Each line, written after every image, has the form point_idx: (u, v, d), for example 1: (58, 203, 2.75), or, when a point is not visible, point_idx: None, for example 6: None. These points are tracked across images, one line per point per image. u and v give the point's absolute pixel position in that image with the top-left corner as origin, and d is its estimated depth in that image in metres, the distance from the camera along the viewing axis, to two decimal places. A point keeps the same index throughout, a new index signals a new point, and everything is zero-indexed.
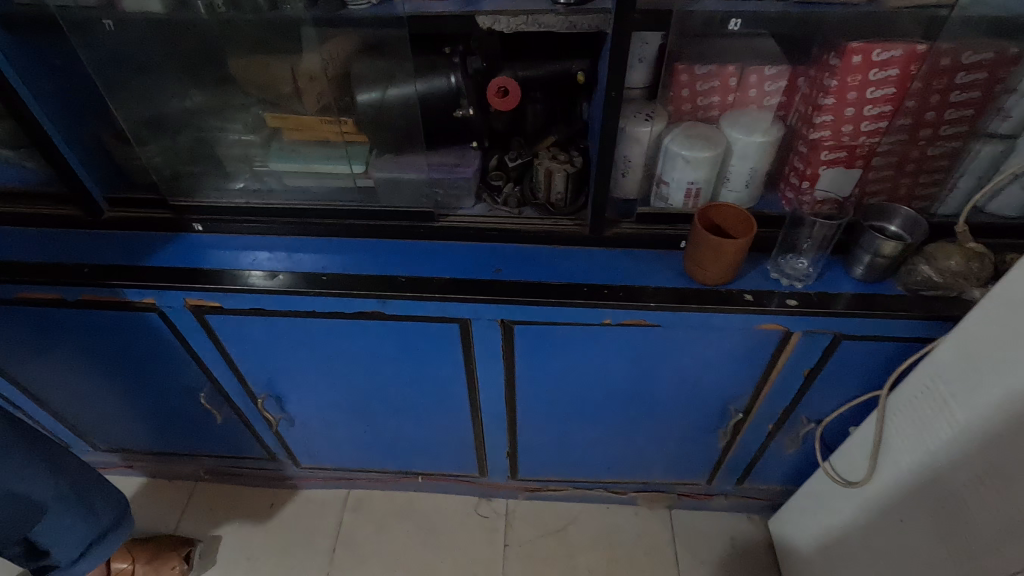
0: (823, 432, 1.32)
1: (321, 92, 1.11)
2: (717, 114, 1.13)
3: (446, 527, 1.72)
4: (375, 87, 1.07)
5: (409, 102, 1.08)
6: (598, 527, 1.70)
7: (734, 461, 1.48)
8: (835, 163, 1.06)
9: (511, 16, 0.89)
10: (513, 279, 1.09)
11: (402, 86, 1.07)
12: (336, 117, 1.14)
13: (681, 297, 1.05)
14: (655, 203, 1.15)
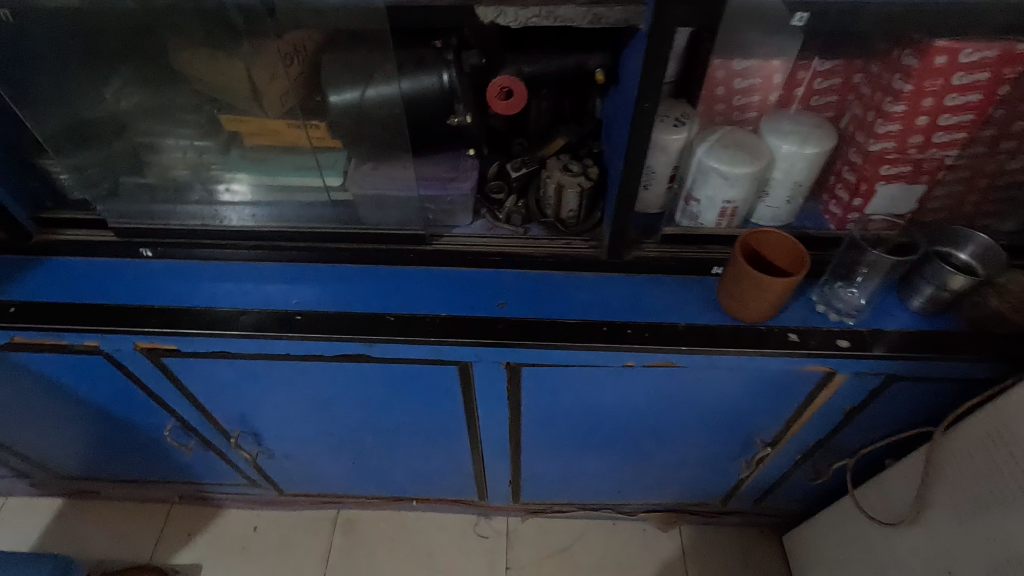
0: (855, 463, 1.21)
1: (283, 92, 0.91)
2: (756, 115, 0.97)
3: (443, 549, 1.62)
4: (349, 87, 0.88)
5: (394, 105, 0.90)
6: (604, 545, 1.61)
7: (754, 485, 1.38)
8: (896, 177, 0.91)
9: (520, 8, 0.71)
10: (520, 315, 0.94)
11: (382, 85, 0.88)
12: (303, 122, 0.95)
13: (716, 338, 0.91)
14: (683, 220, 1.00)
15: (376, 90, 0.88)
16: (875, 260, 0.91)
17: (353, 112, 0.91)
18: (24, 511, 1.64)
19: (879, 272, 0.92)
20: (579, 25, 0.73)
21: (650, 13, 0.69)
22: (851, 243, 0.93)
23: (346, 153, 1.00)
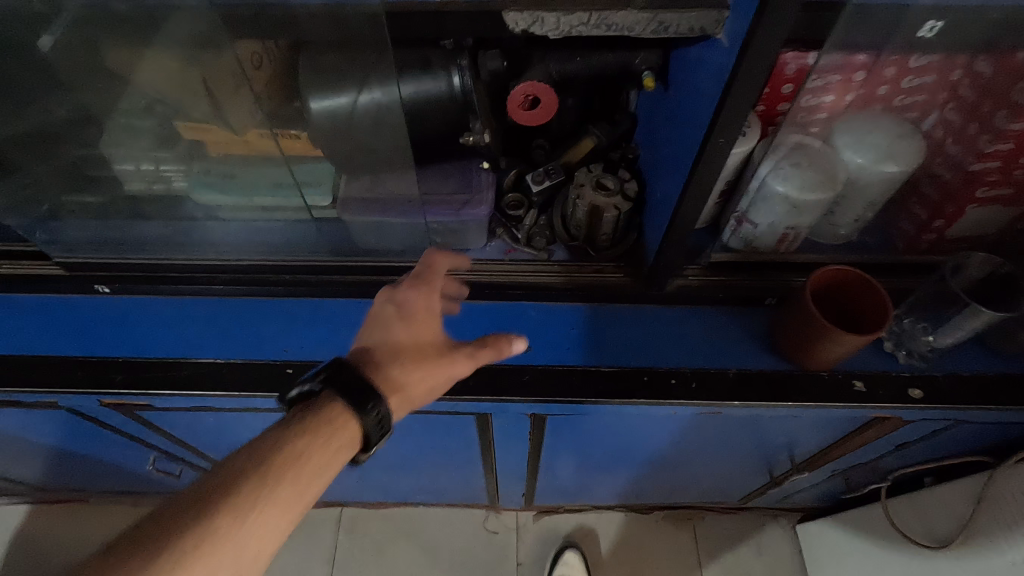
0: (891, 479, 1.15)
1: (257, 98, 0.73)
2: (824, 117, 0.77)
3: (452, 546, 1.58)
4: (337, 90, 0.68)
5: (385, 114, 0.71)
6: (616, 537, 1.58)
7: (777, 491, 1.32)
8: (991, 201, 0.78)
9: (562, 14, 0.53)
10: (547, 364, 0.81)
11: (373, 93, 0.69)
12: (280, 130, 0.76)
13: (773, 390, 0.79)
14: (733, 241, 0.86)
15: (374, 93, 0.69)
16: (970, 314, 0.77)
17: (344, 121, 0.71)
18: (9, 517, 1.56)
19: (977, 326, 0.78)
20: (638, 35, 0.56)
21: (742, 26, 0.52)
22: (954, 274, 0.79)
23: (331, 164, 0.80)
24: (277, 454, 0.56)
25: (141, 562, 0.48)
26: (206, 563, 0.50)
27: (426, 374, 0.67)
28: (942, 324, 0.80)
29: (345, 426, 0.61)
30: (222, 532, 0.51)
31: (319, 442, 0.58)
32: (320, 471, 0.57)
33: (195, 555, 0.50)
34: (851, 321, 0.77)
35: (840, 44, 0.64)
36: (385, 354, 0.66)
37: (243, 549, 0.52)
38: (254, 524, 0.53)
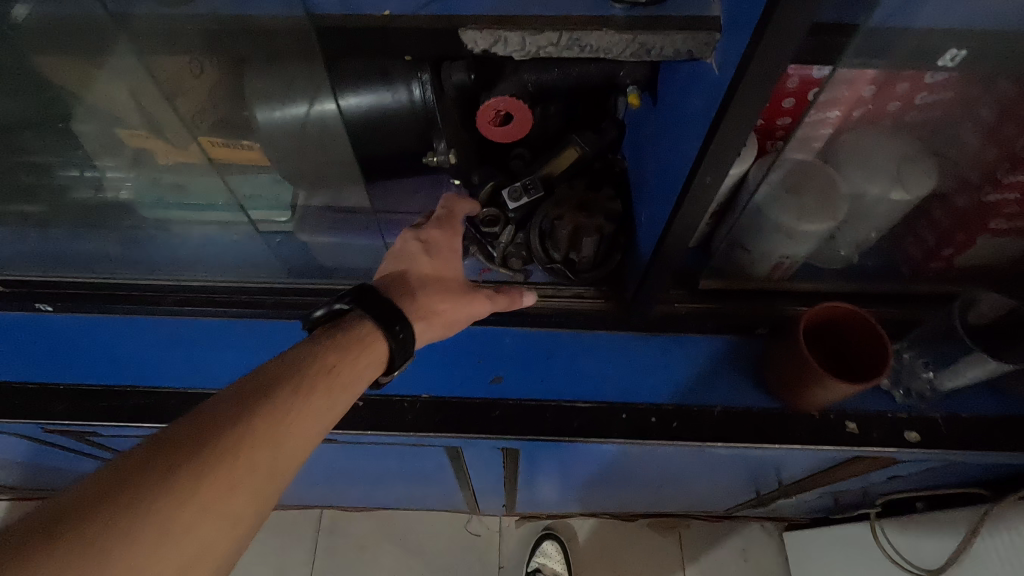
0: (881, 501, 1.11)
1: (197, 108, 0.64)
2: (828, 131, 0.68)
3: (433, 548, 1.55)
4: (283, 101, 0.62)
5: (324, 130, 0.66)
6: (599, 542, 1.55)
7: (764, 506, 1.28)
8: (1005, 233, 0.72)
9: (524, 34, 0.46)
10: (518, 398, 0.76)
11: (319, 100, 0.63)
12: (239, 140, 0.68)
13: (760, 430, 0.74)
14: (725, 264, 0.79)
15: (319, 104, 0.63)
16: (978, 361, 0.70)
17: (289, 132, 0.64)
18: None
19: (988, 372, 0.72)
20: (616, 57, 0.48)
21: (735, 52, 0.45)
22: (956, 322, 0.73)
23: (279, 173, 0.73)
24: (312, 364, 0.56)
25: (188, 447, 0.46)
26: (251, 455, 0.48)
27: (447, 307, 0.69)
28: (948, 368, 0.74)
29: (371, 347, 0.61)
30: (265, 427, 0.49)
31: (350, 356, 0.59)
32: (353, 379, 0.58)
33: (241, 445, 0.48)
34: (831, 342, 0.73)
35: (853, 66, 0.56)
36: (410, 283, 0.69)
37: (285, 446, 0.50)
38: (293, 424, 0.51)
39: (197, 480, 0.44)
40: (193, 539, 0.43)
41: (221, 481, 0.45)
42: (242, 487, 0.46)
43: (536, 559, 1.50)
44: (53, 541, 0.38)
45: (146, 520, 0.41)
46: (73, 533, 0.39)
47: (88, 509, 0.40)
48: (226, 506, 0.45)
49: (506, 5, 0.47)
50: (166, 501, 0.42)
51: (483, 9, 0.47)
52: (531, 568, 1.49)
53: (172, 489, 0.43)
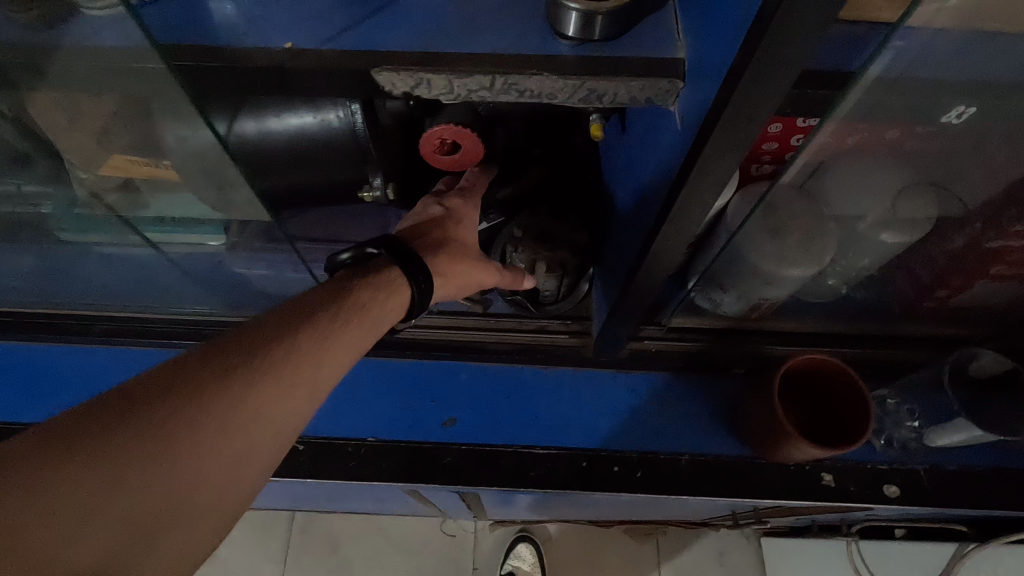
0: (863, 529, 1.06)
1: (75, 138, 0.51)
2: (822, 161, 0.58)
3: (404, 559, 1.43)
4: (181, 124, 0.47)
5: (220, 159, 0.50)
6: (579, 542, 1.46)
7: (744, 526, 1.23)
8: (1006, 278, 0.65)
9: (449, 75, 0.39)
10: (472, 443, 0.71)
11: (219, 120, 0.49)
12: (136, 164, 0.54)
13: (730, 483, 0.69)
14: (702, 301, 0.72)
15: (225, 126, 0.51)
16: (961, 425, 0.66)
17: (203, 155, 0.50)
18: None
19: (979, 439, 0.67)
20: (562, 102, 0.41)
21: (701, 107, 0.38)
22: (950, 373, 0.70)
23: (192, 197, 0.58)
24: (345, 296, 0.49)
25: (216, 369, 0.39)
26: (288, 379, 0.41)
27: (463, 269, 0.61)
28: (939, 425, 0.70)
29: (401, 289, 0.53)
30: (302, 350, 0.43)
31: (382, 293, 0.51)
32: (382, 317, 0.51)
33: (269, 374, 0.40)
34: (818, 379, 0.66)
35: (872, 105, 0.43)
36: (430, 240, 0.60)
37: (322, 372, 0.43)
38: (330, 353, 0.45)
39: (230, 401, 0.38)
40: (225, 466, 0.37)
41: (255, 404, 0.39)
42: (278, 411, 0.40)
43: (509, 562, 1.42)
44: (75, 452, 0.32)
45: (177, 437, 0.35)
46: (97, 443, 0.33)
47: (106, 426, 0.33)
48: (255, 435, 0.38)
49: (433, 41, 0.40)
50: (198, 420, 0.36)
51: (406, 44, 0.40)
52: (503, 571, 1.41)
53: (204, 408, 0.37)
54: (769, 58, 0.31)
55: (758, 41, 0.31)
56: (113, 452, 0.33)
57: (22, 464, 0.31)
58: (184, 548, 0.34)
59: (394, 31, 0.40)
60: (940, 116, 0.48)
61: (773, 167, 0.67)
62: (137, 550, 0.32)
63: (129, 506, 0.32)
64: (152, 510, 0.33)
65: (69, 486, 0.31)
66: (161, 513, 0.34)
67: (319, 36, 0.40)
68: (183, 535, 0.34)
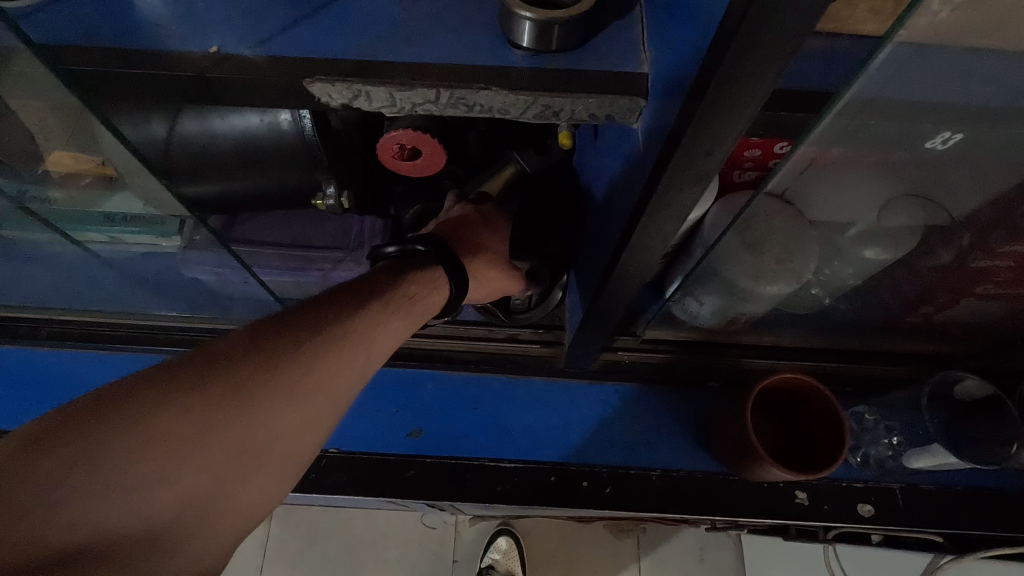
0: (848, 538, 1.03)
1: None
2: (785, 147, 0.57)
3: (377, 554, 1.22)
4: (86, 124, 0.42)
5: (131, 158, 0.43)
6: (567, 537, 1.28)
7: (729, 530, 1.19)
8: (992, 297, 0.63)
9: (389, 86, 0.35)
10: (437, 456, 0.69)
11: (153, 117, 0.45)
12: (59, 160, 0.49)
13: (701, 500, 0.67)
14: (680, 314, 0.68)
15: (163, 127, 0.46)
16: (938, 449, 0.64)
17: (117, 154, 0.45)
18: None
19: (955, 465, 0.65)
20: (516, 118, 0.38)
21: (663, 129, 0.35)
22: (930, 393, 0.68)
23: (132, 195, 0.52)
24: (397, 284, 0.50)
25: (292, 336, 0.39)
26: (350, 357, 0.41)
27: (492, 277, 0.66)
28: (917, 447, 0.67)
29: (440, 288, 0.55)
30: (362, 331, 0.43)
31: (425, 290, 0.53)
32: (425, 306, 0.52)
33: (338, 345, 0.40)
34: (789, 393, 0.66)
35: (853, 131, 0.39)
36: (469, 242, 0.64)
37: (377, 355, 0.44)
38: (383, 337, 0.45)
39: (299, 374, 0.38)
40: (289, 434, 0.37)
41: (320, 378, 0.39)
42: (340, 389, 0.40)
43: (489, 555, 1.24)
44: (161, 404, 0.33)
45: (251, 403, 0.35)
46: (180, 399, 0.33)
47: (189, 383, 0.34)
48: (320, 405, 0.39)
49: (372, 48, 0.36)
50: (270, 386, 0.36)
51: (345, 49, 0.36)
52: (483, 565, 1.23)
53: (277, 374, 0.37)
54: (730, 86, 0.28)
55: (717, 68, 0.28)
56: (194, 409, 0.33)
57: (114, 409, 0.32)
58: (245, 509, 0.36)
59: (333, 34, 0.37)
60: (926, 141, 0.44)
61: (756, 173, 0.62)
62: (205, 505, 0.33)
63: (203, 463, 0.33)
64: (222, 469, 0.34)
65: (152, 437, 0.32)
66: (229, 473, 0.34)
67: (248, 39, 0.36)
68: (245, 495, 0.36)
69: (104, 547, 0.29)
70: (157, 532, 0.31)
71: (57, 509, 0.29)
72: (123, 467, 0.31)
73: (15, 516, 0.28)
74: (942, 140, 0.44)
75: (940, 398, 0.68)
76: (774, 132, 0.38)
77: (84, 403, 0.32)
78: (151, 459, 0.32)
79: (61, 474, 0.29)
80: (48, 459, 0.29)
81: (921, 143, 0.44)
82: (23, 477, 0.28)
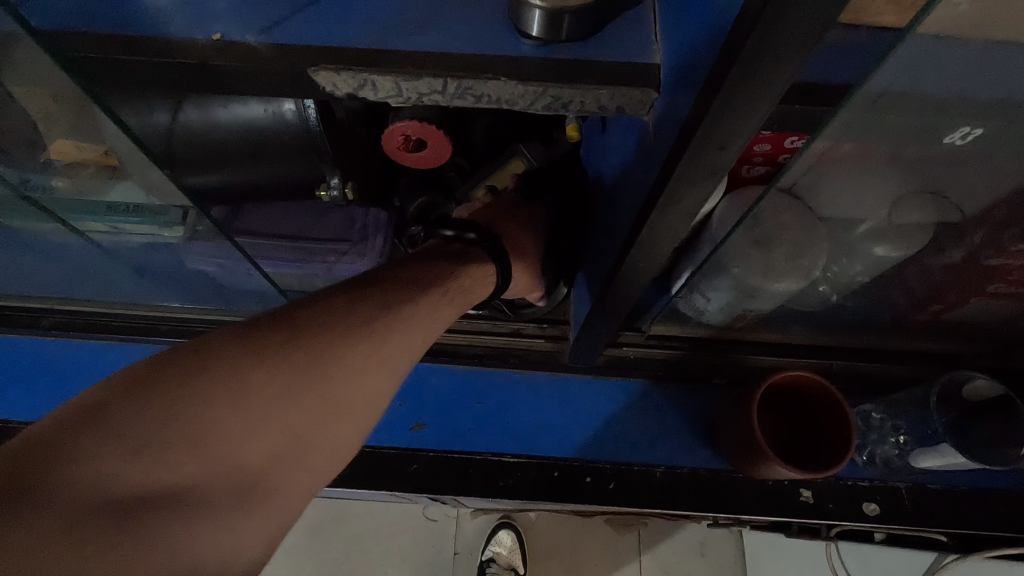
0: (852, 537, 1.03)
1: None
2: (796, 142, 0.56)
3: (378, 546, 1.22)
4: (87, 112, 0.41)
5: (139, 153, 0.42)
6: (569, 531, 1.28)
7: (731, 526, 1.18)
8: (1003, 296, 0.62)
9: (394, 76, 0.34)
10: (440, 450, 0.69)
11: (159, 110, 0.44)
12: (61, 147, 0.48)
13: (704, 498, 0.67)
14: (686, 311, 0.67)
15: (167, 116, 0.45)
16: (944, 449, 0.63)
17: (121, 143, 0.44)
18: None
19: (962, 464, 0.64)
20: (524, 109, 0.37)
21: (674, 122, 0.34)
22: (939, 393, 0.67)
23: (136, 184, 0.51)
24: (444, 273, 0.52)
25: (363, 309, 0.41)
26: (410, 333, 0.43)
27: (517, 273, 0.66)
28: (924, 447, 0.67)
29: (483, 283, 0.58)
30: (419, 310, 0.45)
31: (473, 282, 0.55)
32: (467, 295, 0.54)
33: (401, 322, 0.42)
34: (795, 391, 0.65)
35: (869, 125, 0.38)
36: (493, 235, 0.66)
37: (428, 337, 0.45)
38: (435, 319, 0.47)
39: (369, 345, 0.39)
40: (363, 401, 0.38)
41: (389, 348, 0.40)
42: (400, 364, 0.41)
43: (489, 549, 1.22)
44: (254, 361, 0.34)
45: (333, 366, 0.37)
46: (272, 356, 0.35)
47: (277, 343, 0.35)
48: (388, 374, 0.40)
49: (378, 37, 0.35)
50: (349, 352, 0.38)
51: (351, 37, 0.35)
52: (483, 558, 1.22)
53: (353, 341, 0.38)
54: (746, 78, 0.28)
55: (733, 60, 0.27)
56: (284, 367, 0.35)
57: (210, 363, 0.33)
58: (319, 475, 0.35)
59: (339, 21, 0.36)
60: (943, 136, 0.43)
61: (765, 168, 0.62)
62: (288, 461, 0.34)
63: (290, 418, 0.34)
64: (304, 429, 0.35)
65: (248, 388, 0.33)
66: (309, 434, 0.35)
67: (252, 26, 0.36)
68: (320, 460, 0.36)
69: (202, 491, 0.30)
70: (247, 482, 0.32)
71: (162, 449, 0.29)
72: (221, 415, 0.31)
73: (125, 453, 0.28)
74: (958, 135, 0.43)
75: (948, 398, 0.67)
76: (787, 125, 0.37)
77: (179, 356, 0.33)
78: (246, 409, 0.32)
79: (166, 416, 0.30)
80: (154, 401, 0.30)
81: (936, 139, 0.43)
82: (132, 416, 0.29)
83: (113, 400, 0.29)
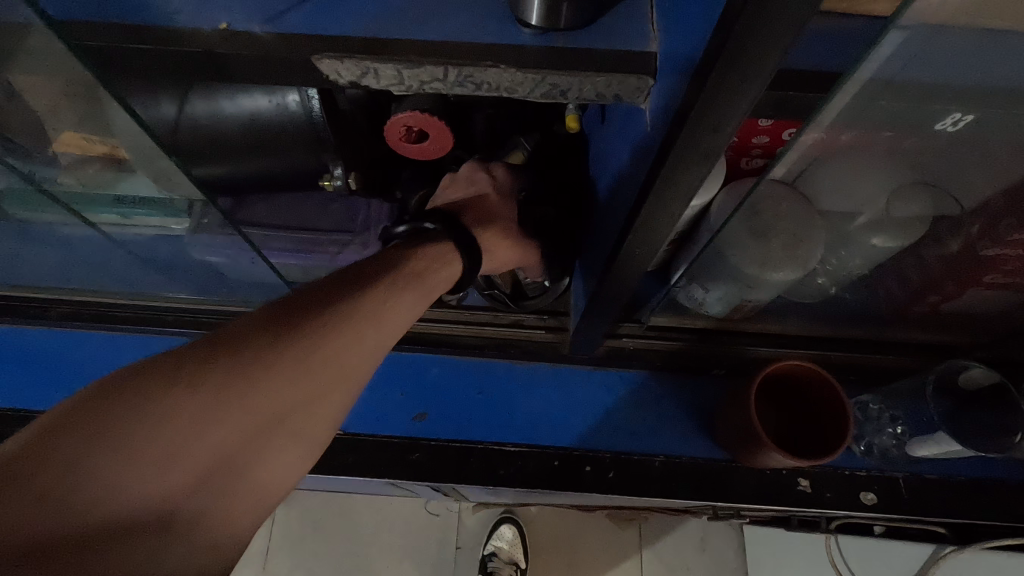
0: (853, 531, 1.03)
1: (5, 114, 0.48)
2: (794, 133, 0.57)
3: (381, 539, 1.23)
4: (98, 104, 0.42)
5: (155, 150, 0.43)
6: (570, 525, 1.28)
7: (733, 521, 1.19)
8: (1000, 287, 0.62)
9: (395, 64, 0.35)
10: (441, 440, 0.70)
11: (169, 103, 0.45)
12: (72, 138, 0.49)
13: (703, 486, 0.67)
14: (686, 302, 0.68)
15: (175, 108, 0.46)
16: (940, 438, 0.64)
17: (136, 137, 0.44)
18: None
19: (958, 453, 0.65)
20: (523, 97, 0.38)
21: (669, 109, 0.35)
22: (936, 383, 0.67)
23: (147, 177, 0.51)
24: (404, 263, 0.48)
25: (303, 312, 0.38)
26: (361, 329, 0.40)
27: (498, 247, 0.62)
28: (921, 436, 0.67)
29: (450, 265, 0.54)
30: (371, 305, 0.42)
31: (433, 265, 0.51)
32: (432, 283, 0.50)
33: (349, 319, 0.39)
34: (793, 382, 0.66)
35: (862, 113, 0.39)
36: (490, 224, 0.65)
37: (381, 333, 0.41)
38: (394, 311, 0.44)
39: (300, 356, 0.36)
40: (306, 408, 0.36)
41: (334, 351, 0.37)
42: (344, 367, 0.38)
43: (490, 543, 1.22)
44: (174, 382, 0.31)
45: (268, 377, 0.34)
46: (194, 375, 0.32)
47: (201, 360, 0.33)
48: (335, 376, 0.37)
49: (380, 26, 0.36)
50: (287, 359, 0.35)
51: (354, 27, 0.36)
52: (485, 553, 1.22)
53: (292, 348, 0.36)
54: (736, 63, 0.28)
55: (724, 45, 0.28)
56: (211, 385, 0.32)
57: (124, 391, 0.30)
58: (257, 493, 0.34)
59: (342, 11, 0.37)
60: (935, 123, 0.43)
61: (764, 161, 0.62)
62: (217, 485, 0.32)
63: (218, 439, 0.32)
64: (233, 453, 0.33)
65: (167, 412, 0.30)
66: (239, 457, 0.33)
67: (257, 16, 0.36)
68: (252, 481, 0.34)
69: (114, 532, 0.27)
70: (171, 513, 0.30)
71: (70, 494, 0.27)
72: (135, 448, 0.29)
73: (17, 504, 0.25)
74: (951, 123, 0.43)
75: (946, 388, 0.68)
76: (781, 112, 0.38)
77: (89, 395, 0.30)
78: (167, 436, 0.30)
79: (65, 465, 0.27)
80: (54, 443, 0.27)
81: (929, 127, 0.44)
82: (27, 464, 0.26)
83: (9, 455, 0.26)
